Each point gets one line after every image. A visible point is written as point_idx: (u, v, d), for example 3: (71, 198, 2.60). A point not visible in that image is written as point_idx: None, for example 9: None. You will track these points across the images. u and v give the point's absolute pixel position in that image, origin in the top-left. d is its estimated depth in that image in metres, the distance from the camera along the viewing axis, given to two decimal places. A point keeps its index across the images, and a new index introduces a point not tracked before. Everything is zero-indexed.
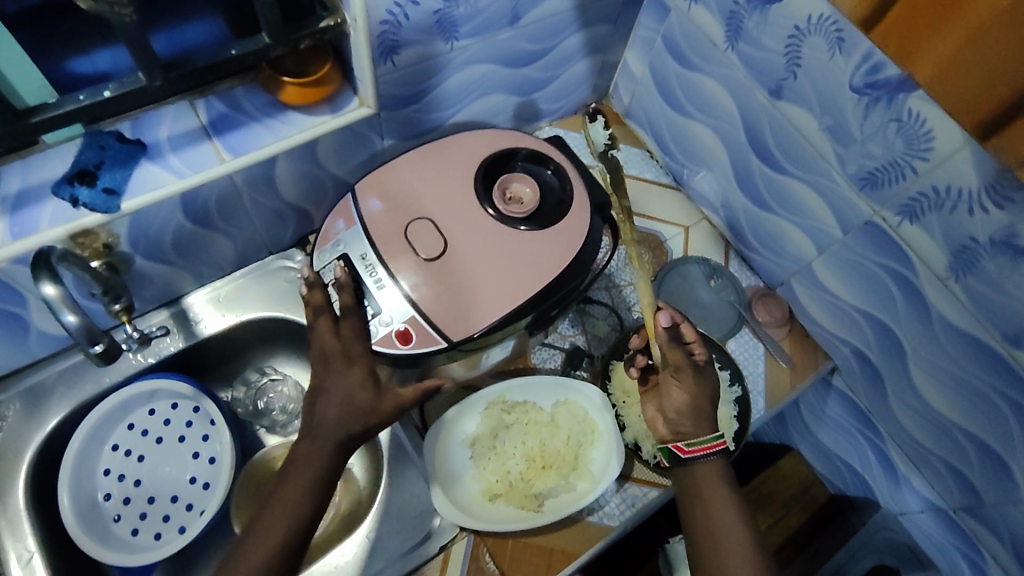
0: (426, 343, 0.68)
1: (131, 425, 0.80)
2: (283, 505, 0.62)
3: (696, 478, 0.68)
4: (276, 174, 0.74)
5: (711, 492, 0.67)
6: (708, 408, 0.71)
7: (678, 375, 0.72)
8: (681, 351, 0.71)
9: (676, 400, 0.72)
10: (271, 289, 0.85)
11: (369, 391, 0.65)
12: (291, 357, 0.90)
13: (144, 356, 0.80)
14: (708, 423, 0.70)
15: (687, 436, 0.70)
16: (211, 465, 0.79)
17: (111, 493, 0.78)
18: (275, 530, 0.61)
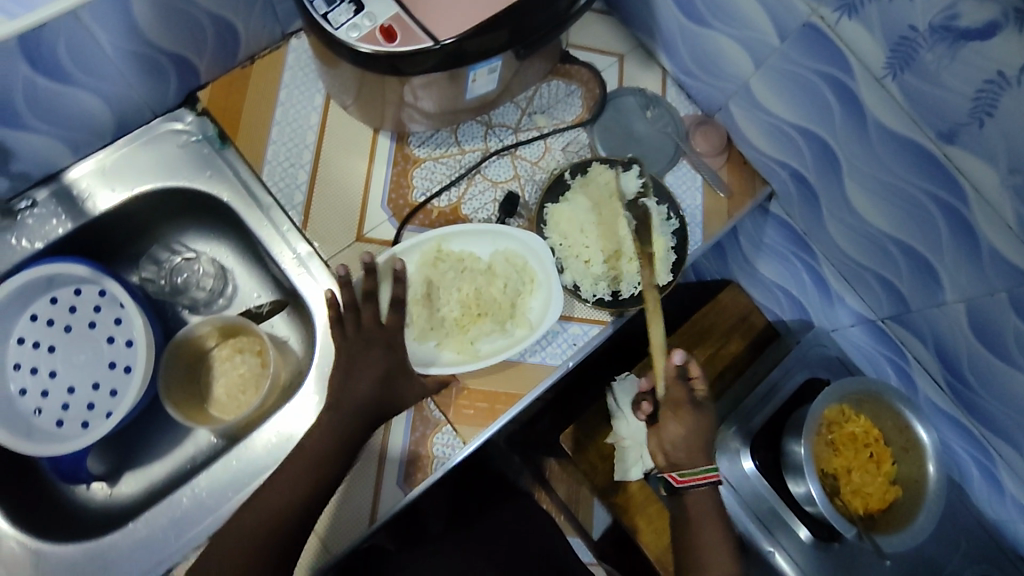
0: (409, 42, 0.63)
1: (34, 316, 0.74)
2: (294, 487, 0.65)
3: (692, 504, 0.75)
4: (135, 11, 0.63)
5: (702, 512, 0.75)
6: (706, 445, 0.75)
7: (673, 408, 0.75)
8: (683, 391, 0.76)
9: (671, 431, 0.75)
10: (162, 156, 0.76)
11: (391, 362, 0.70)
12: (203, 232, 0.83)
13: (30, 242, 0.72)
14: (702, 454, 0.75)
15: (682, 466, 0.75)
16: (130, 348, 0.75)
17: (26, 388, 0.73)
18: (280, 501, 0.65)
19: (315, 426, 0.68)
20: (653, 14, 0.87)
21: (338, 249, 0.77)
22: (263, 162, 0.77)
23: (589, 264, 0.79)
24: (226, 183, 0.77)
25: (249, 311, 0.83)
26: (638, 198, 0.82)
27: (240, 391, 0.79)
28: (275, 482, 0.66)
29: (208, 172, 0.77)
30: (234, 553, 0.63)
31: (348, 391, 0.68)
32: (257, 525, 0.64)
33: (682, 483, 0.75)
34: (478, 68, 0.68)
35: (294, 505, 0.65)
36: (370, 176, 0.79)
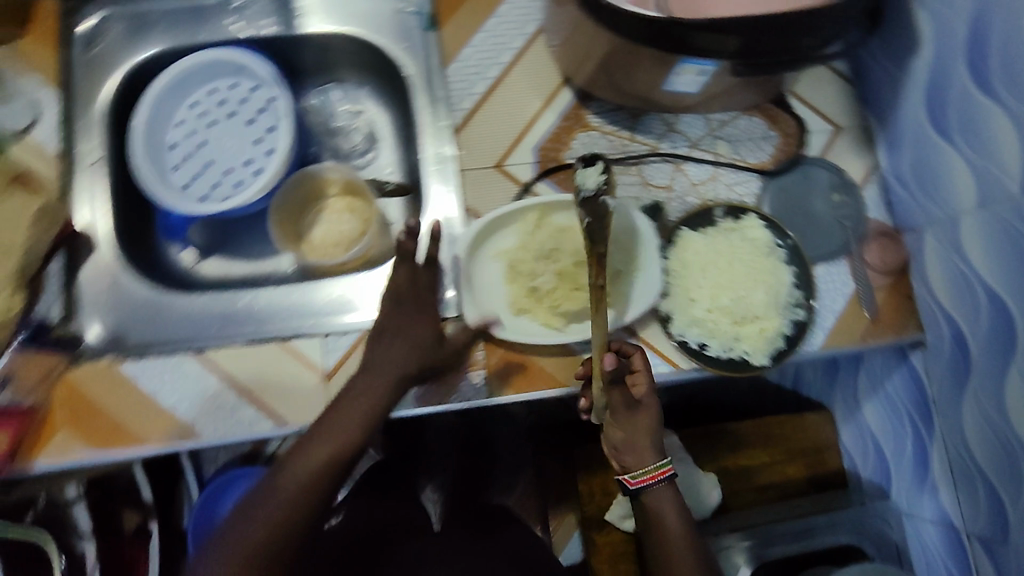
0: (634, 5, 0.60)
1: (213, 91, 0.83)
2: (314, 464, 0.64)
3: (660, 518, 0.67)
4: None
5: (669, 517, 0.67)
6: (649, 440, 0.67)
7: (613, 411, 0.66)
8: (621, 391, 0.65)
9: (615, 434, 0.68)
10: (375, 12, 0.82)
11: (430, 349, 0.69)
12: (376, 95, 0.89)
13: (243, 28, 0.82)
14: (654, 448, 0.68)
15: (635, 467, 0.67)
16: (267, 156, 0.81)
17: (177, 144, 0.82)
18: (304, 476, 0.64)
19: (341, 404, 0.67)
20: (897, 103, 0.78)
21: (474, 167, 0.78)
22: (453, 58, 0.79)
23: (693, 303, 0.74)
24: (414, 60, 0.81)
25: (376, 182, 0.87)
26: (597, 195, 0.56)
27: (331, 245, 0.83)
28: (298, 458, 0.65)
29: (404, 43, 0.82)
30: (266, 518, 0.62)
31: (371, 368, 0.68)
32: (285, 498, 0.63)
33: (640, 488, 0.68)
34: (689, 62, 0.65)
35: (320, 475, 0.65)
36: (535, 117, 0.79)
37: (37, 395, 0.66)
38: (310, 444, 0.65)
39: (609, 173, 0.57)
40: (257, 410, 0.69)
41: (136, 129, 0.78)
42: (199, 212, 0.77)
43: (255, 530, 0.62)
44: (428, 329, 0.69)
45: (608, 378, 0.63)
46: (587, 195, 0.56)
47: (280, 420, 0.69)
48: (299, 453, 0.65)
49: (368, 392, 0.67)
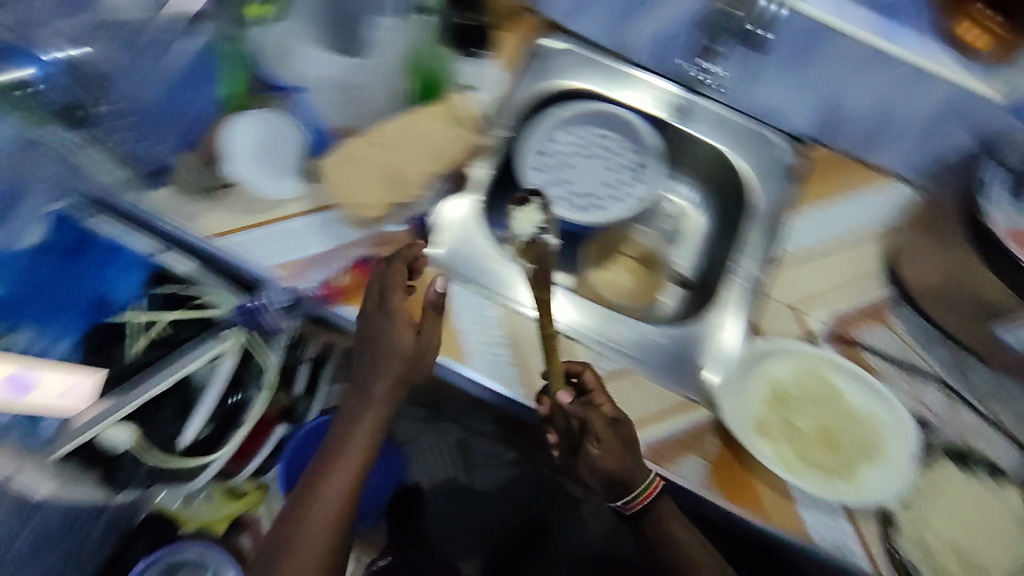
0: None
1: (586, 132, 0.99)
2: (349, 462, 0.75)
3: (660, 515, 0.79)
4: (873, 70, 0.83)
5: (663, 503, 0.78)
6: (639, 465, 0.73)
7: (602, 446, 0.72)
8: (598, 414, 0.73)
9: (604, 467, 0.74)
10: (755, 146, 0.97)
11: (411, 347, 0.73)
12: (705, 204, 1.02)
13: (651, 106, 0.98)
14: (649, 472, 0.75)
15: (624, 496, 0.76)
16: (613, 199, 0.96)
17: (544, 155, 0.97)
18: (340, 494, 0.75)
19: (360, 415, 0.76)
20: None
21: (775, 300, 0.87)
22: (798, 210, 0.93)
23: (925, 526, 0.74)
24: (767, 193, 0.93)
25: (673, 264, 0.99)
26: (535, 233, 0.84)
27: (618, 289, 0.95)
28: (299, 521, 0.74)
29: (766, 178, 0.94)
30: (331, 513, 0.75)
31: (370, 392, 0.76)
32: (307, 552, 0.73)
33: (643, 507, 0.77)
34: None
35: (343, 499, 0.75)
36: (846, 293, 0.87)
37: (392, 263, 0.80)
38: (302, 516, 0.74)
39: (544, 216, 0.85)
40: (518, 372, 0.77)
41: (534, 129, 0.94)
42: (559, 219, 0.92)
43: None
44: (410, 334, 0.73)
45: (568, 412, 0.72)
46: (526, 234, 0.84)
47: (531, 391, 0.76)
48: (290, 536, 0.73)
49: (361, 424, 0.76)
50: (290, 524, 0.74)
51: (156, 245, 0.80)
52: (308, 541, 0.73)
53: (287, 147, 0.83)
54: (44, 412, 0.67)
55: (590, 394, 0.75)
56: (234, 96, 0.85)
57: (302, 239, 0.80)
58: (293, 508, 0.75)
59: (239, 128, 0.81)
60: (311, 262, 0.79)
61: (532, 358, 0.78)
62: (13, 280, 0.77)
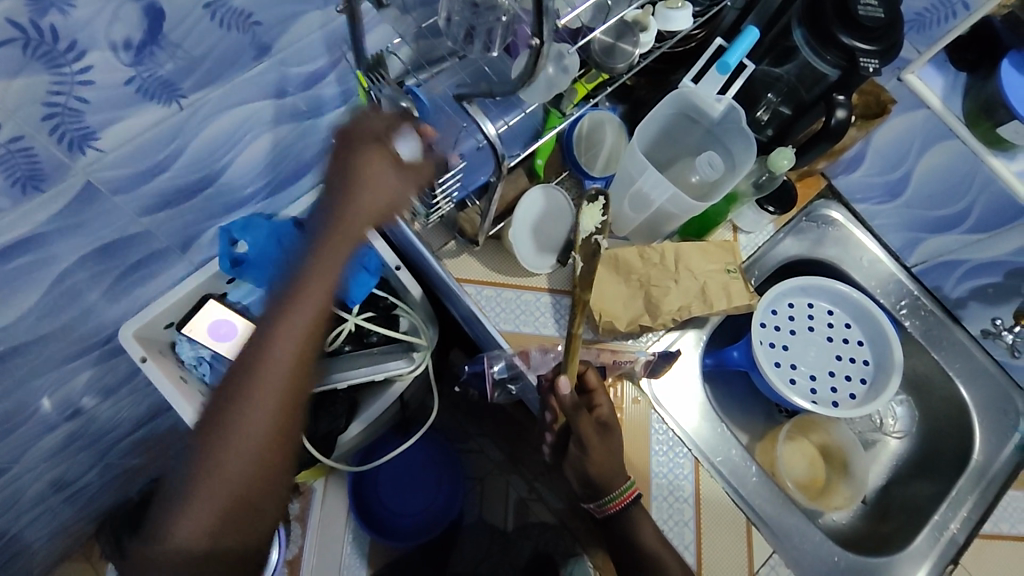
0: None
1: (831, 311, 0.92)
2: (298, 328, 0.55)
3: (637, 528, 0.72)
4: None
5: (646, 526, 0.72)
6: (616, 471, 0.72)
7: (585, 449, 0.72)
8: (589, 418, 0.73)
9: (579, 461, 0.73)
10: (995, 400, 0.89)
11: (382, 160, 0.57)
12: (911, 430, 0.94)
13: (902, 315, 0.92)
14: (621, 475, 0.73)
15: (600, 496, 0.73)
16: (830, 394, 0.89)
17: (781, 316, 0.91)
18: (270, 416, 0.55)
19: (287, 315, 0.55)
20: None
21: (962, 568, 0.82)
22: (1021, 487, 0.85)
23: None
24: (989, 456, 0.86)
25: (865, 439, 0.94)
26: (592, 235, 0.77)
27: (789, 460, 0.90)
28: (233, 403, 0.55)
29: (995, 438, 0.87)
30: (229, 472, 0.55)
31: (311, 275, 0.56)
32: (252, 436, 0.55)
33: (616, 513, 0.73)
34: None
35: (258, 435, 0.55)
36: None
37: (600, 358, 0.78)
38: (243, 389, 0.55)
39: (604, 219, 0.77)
40: (694, 543, 0.76)
41: (782, 288, 0.89)
42: (776, 392, 0.84)
43: (198, 532, 0.55)
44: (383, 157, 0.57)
45: (564, 403, 0.72)
46: (584, 237, 0.77)
47: (699, 563, 0.75)
48: (225, 413, 0.55)
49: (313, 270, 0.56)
50: (209, 424, 0.55)
51: (398, 261, 0.88)
52: (241, 417, 0.54)
53: (562, 225, 0.80)
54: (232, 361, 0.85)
55: (590, 394, 0.75)
56: (542, 162, 0.80)
57: (534, 319, 0.80)
58: (187, 462, 0.56)
59: (533, 196, 0.79)
60: (534, 346, 0.79)
61: (712, 534, 0.76)
62: (269, 241, 0.80)
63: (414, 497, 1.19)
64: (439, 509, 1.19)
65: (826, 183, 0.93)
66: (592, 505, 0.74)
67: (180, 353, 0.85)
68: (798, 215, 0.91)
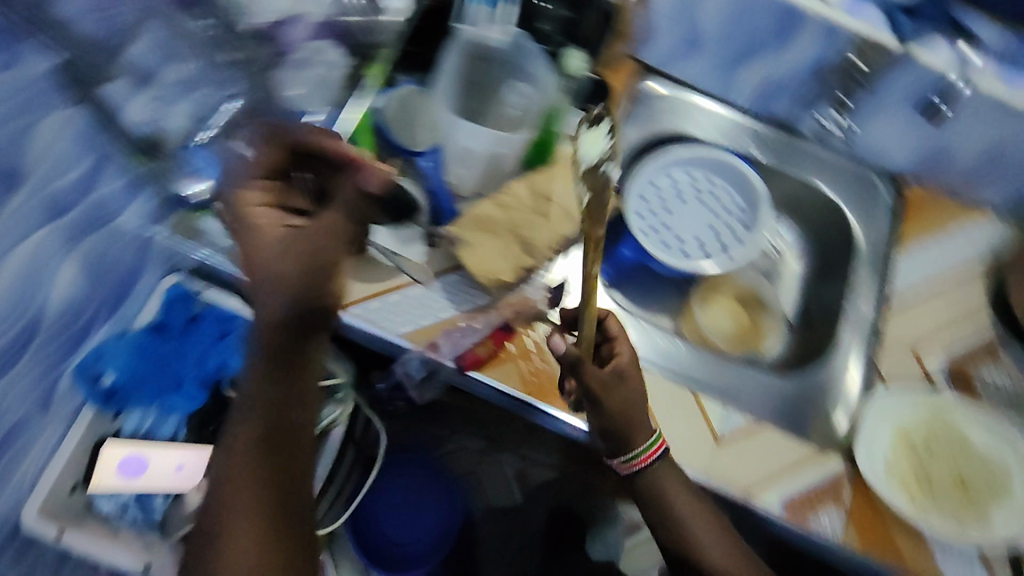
0: None
1: (690, 174, 0.96)
2: (259, 415, 0.61)
3: (661, 480, 0.75)
4: (978, 117, 0.84)
5: (668, 479, 0.75)
6: (638, 422, 0.73)
7: (606, 412, 0.72)
8: (597, 373, 0.72)
9: (601, 416, 0.72)
10: (854, 186, 0.97)
11: (276, 226, 0.64)
12: (804, 245, 1.01)
13: (752, 148, 0.98)
14: (645, 426, 0.73)
15: (625, 452, 0.74)
16: (720, 246, 0.94)
17: (651, 199, 0.95)
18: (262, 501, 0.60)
19: (249, 400, 0.61)
20: None
21: (883, 343, 0.88)
22: (905, 249, 0.93)
23: None
24: (870, 235, 0.94)
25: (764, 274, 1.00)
26: (600, 162, 0.68)
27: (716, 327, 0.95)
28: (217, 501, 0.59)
29: (867, 218, 0.95)
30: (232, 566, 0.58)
31: (269, 362, 0.61)
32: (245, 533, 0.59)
33: (643, 468, 0.74)
34: None
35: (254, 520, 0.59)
36: (960, 331, 0.89)
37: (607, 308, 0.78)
38: (228, 485, 0.60)
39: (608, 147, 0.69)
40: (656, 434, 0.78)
41: (642, 175, 0.94)
42: (675, 268, 0.90)
43: None
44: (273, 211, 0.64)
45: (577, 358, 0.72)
46: (591, 166, 0.67)
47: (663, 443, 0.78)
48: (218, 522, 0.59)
49: (305, 361, 0.63)
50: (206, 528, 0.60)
51: None
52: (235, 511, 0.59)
53: None
54: (156, 488, 0.78)
55: (610, 347, 0.76)
56: (364, 160, 0.78)
57: (428, 309, 0.78)
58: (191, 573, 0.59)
59: None
60: (442, 332, 0.77)
61: (665, 414, 0.80)
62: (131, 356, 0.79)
63: (425, 522, 1.17)
64: (450, 521, 1.19)
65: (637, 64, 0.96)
66: (616, 458, 0.75)
67: (101, 508, 0.79)
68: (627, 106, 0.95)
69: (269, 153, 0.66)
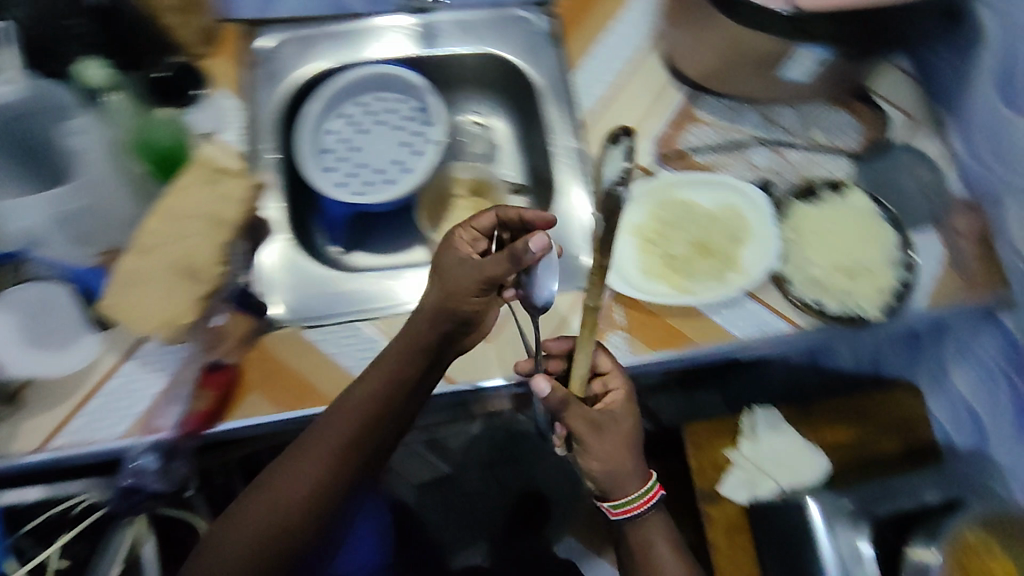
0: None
1: (360, 102, 0.92)
2: (303, 470, 0.70)
3: (650, 541, 0.81)
4: None
5: (658, 543, 0.81)
6: (631, 474, 0.76)
7: (602, 459, 0.74)
8: (578, 413, 0.72)
9: (596, 459, 0.74)
10: (508, 32, 0.95)
11: (347, 402, 0.70)
12: (499, 106, 1.00)
13: (395, 48, 0.93)
14: (630, 481, 0.77)
15: (612, 499, 0.79)
16: (415, 155, 0.90)
17: (332, 147, 0.89)
18: (265, 521, 0.68)
19: (291, 460, 0.70)
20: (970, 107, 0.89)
21: (594, 163, 0.88)
22: (578, 66, 0.92)
23: (811, 266, 0.84)
24: (542, 69, 0.93)
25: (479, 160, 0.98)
26: (611, 187, 0.59)
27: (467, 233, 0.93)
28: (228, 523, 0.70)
29: (532, 55, 0.93)
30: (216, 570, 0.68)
31: (312, 435, 0.70)
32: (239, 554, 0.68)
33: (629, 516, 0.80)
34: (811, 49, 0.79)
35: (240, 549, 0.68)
36: (653, 114, 0.90)
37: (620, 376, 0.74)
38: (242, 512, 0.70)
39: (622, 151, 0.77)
40: None
41: (306, 130, 0.88)
42: (381, 202, 0.86)
43: None
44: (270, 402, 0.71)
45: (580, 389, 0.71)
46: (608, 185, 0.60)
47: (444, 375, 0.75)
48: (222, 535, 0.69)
49: (323, 440, 0.69)
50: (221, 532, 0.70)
51: None
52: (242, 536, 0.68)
53: (70, 313, 0.71)
54: None
55: (599, 379, 0.74)
56: None
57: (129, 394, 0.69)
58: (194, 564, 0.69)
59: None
60: (160, 408, 0.69)
61: None
62: None
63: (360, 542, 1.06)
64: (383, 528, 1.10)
65: (242, 26, 0.88)
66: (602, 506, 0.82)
67: None
68: (251, 73, 0.87)
69: (216, 320, 0.72)
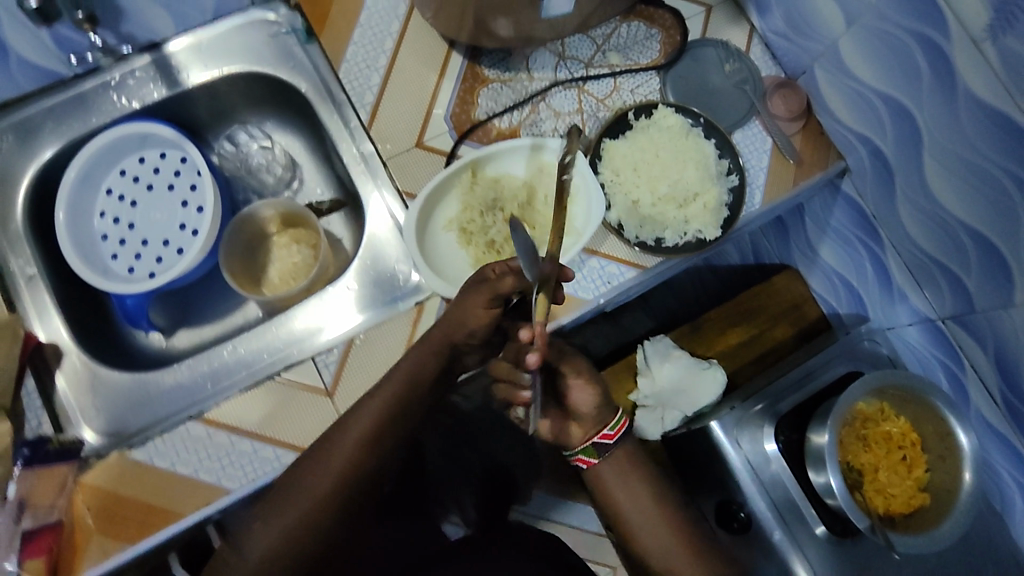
0: None
1: (120, 172, 0.82)
2: (350, 445, 0.66)
3: (621, 499, 0.75)
4: None
5: (633, 497, 0.76)
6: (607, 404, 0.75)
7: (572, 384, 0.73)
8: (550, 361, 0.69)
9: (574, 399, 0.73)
10: (253, 42, 0.81)
11: (394, 378, 0.67)
12: (279, 123, 0.89)
13: (128, 100, 0.79)
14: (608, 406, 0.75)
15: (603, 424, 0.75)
16: (199, 213, 0.82)
17: (109, 233, 0.81)
18: (314, 494, 0.65)
19: (346, 426, 0.66)
20: None
21: (390, 165, 0.80)
22: (341, 60, 0.81)
23: (637, 204, 0.80)
24: (306, 75, 0.82)
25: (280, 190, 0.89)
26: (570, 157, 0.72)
27: (291, 276, 0.84)
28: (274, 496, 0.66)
29: (291, 63, 0.82)
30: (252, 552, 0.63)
31: (363, 407, 0.67)
32: (284, 526, 0.64)
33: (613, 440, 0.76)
34: None
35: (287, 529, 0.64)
36: (436, 89, 0.81)
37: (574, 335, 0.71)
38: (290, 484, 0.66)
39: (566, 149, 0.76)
40: (280, 449, 0.71)
41: (61, 229, 0.77)
42: (174, 279, 0.77)
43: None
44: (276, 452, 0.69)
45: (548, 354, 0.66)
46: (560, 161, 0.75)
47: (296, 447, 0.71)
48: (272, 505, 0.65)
49: (373, 414, 0.66)
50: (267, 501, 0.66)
51: None
52: (292, 506, 0.64)
53: None
54: None
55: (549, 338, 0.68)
56: None
57: None
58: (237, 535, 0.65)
59: None
60: None
61: (273, 421, 0.72)
62: None
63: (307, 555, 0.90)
64: None
65: None
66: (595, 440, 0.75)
67: None
68: None
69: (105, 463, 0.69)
